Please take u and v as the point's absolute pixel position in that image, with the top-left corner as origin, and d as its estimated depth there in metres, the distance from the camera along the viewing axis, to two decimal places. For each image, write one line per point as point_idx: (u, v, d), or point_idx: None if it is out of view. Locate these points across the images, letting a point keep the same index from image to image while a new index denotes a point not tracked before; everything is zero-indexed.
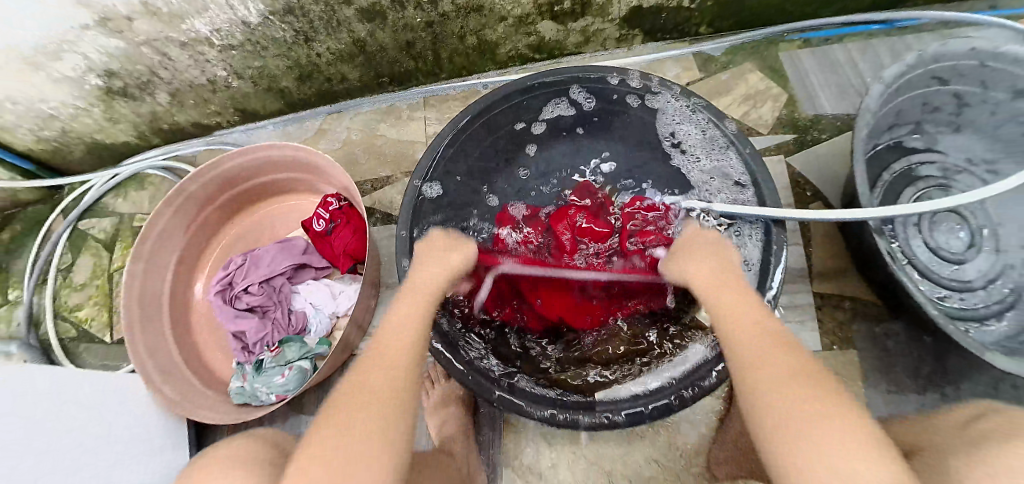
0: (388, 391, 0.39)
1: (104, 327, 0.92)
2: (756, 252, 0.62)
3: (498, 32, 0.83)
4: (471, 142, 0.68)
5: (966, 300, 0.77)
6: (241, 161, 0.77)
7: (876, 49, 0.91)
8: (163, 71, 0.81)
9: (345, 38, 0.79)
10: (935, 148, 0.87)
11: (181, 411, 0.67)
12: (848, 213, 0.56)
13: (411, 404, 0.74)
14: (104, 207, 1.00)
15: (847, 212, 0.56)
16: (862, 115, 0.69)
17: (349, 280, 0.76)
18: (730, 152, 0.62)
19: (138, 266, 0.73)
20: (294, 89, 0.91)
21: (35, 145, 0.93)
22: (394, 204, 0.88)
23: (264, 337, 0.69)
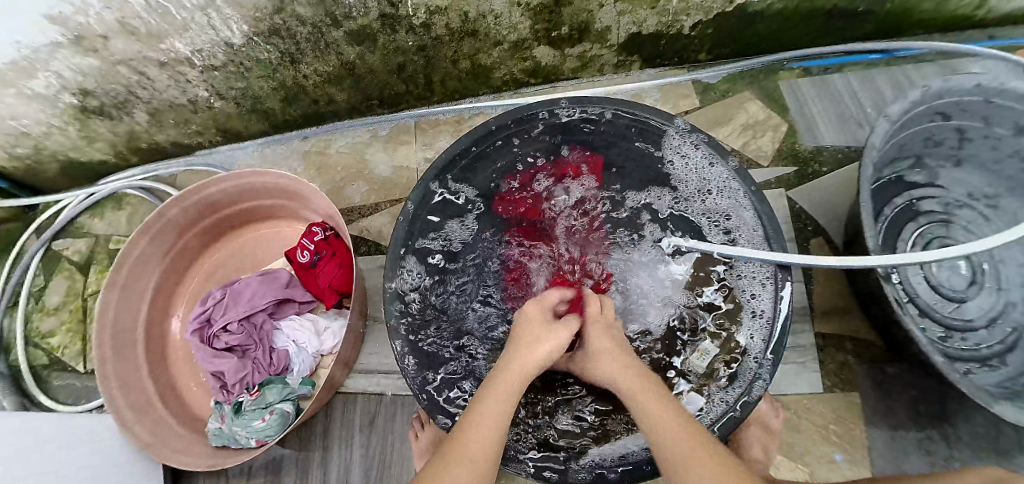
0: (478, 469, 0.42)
1: (78, 355, 0.88)
2: (765, 300, 0.60)
3: (492, 57, 0.80)
4: (468, 164, 0.66)
5: (969, 340, 0.76)
6: (223, 187, 0.74)
7: (875, 79, 0.89)
8: (141, 90, 0.78)
9: (333, 60, 0.76)
10: (937, 182, 0.86)
11: (153, 454, 0.64)
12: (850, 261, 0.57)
13: (400, 444, 0.71)
14: (81, 227, 0.96)
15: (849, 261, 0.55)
16: (867, 154, 0.67)
17: (335, 316, 0.73)
18: (734, 188, 0.61)
19: (112, 295, 0.70)
20: (280, 110, 0.87)
21: (5, 163, 0.89)
22: (384, 232, 0.85)
23: (244, 378, 0.67)
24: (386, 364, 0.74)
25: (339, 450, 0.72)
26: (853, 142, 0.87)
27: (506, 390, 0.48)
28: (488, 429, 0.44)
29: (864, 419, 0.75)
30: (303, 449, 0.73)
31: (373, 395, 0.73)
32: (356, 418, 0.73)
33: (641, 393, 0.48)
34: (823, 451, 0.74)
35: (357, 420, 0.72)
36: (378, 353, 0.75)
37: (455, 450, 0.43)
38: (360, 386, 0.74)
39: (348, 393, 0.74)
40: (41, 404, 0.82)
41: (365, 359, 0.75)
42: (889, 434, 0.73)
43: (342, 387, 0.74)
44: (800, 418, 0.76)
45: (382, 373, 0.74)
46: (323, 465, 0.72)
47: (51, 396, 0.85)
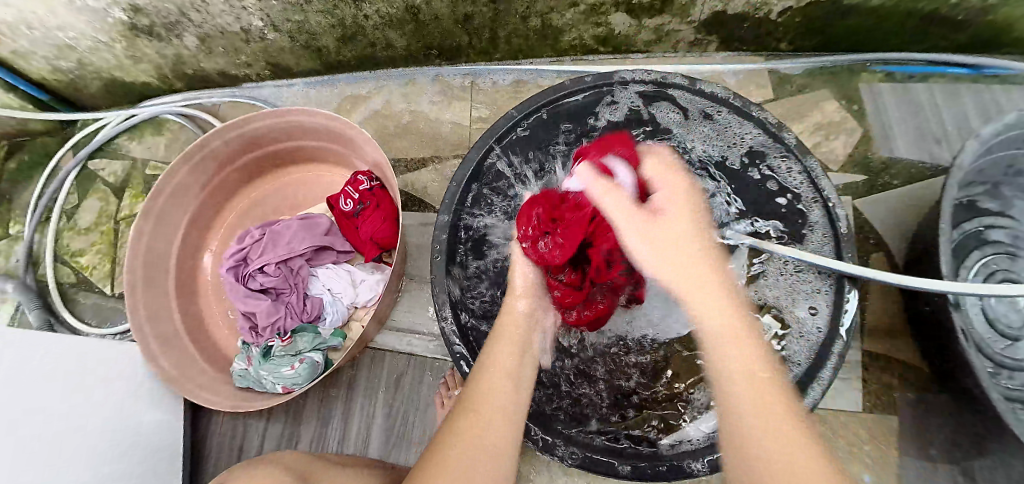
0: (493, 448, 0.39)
1: (105, 277, 0.87)
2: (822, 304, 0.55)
3: (565, 18, 0.75)
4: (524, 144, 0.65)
5: (1017, 380, 0.71)
6: (269, 122, 0.70)
7: (960, 96, 0.82)
8: (194, 13, 0.74)
9: (399, 2, 0.71)
10: (1008, 213, 0.79)
11: (177, 389, 0.63)
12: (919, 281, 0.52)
13: (424, 408, 0.69)
14: (117, 149, 0.93)
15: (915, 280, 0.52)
16: (956, 172, 0.63)
17: (372, 269, 0.70)
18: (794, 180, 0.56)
19: (148, 222, 0.68)
20: (334, 50, 0.83)
21: (48, 74, 0.86)
22: (427, 190, 0.82)
23: (276, 322, 0.65)
24: (419, 324, 0.72)
25: (361, 406, 0.70)
26: (930, 159, 0.80)
27: (505, 367, 0.45)
28: (500, 395, 0.43)
29: (902, 447, 0.71)
30: (325, 399, 0.71)
31: (402, 355, 0.71)
32: (383, 374, 0.71)
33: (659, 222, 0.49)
34: (852, 472, 0.71)
35: (384, 376, 0.71)
36: (411, 312, 0.73)
37: (472, 412, 0.41)
38: (390, 343, 0.71)
39: (377, 350, 0.72)
40: (66, 321, 0.82)
41: (398, 316, 0.73)
42: (925, 466, 0.70)
43: (372, 343, 0.72)
44: (835, 437, 0.72)
45: (413, 333, 0.72)
46: (342, 417, 0.70)
47: (75, 314, 0.84)
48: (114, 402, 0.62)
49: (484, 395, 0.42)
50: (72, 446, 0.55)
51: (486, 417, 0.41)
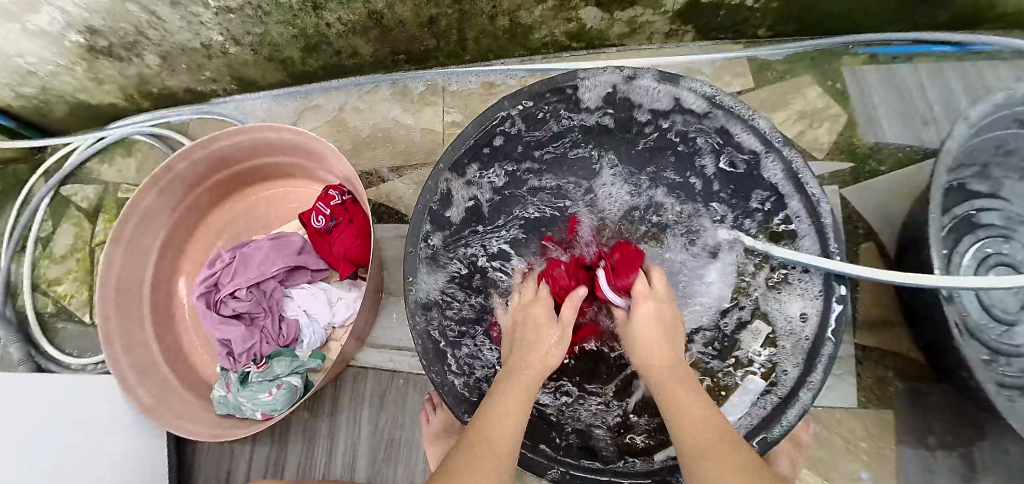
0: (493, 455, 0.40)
1: (85, 305, 0.86)
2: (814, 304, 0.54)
3: (533, 16, 0.72)
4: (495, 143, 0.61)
5: (1015, 366, 0.69)
6: (234, 141, 0.68)
7: (947, 75, 0.79)
8: (151, 31, 0.71)
9: (359, 9, 0.69)
10: (1000, 194, 0.77)
11: (155, 419, 0.62)
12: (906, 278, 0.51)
13: (410, 424, 0.68)
14: (88, 173, 0.92)
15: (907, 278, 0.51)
16: (942, 158, 0.60)
17: (349, 286, 0.69)
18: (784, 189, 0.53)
19: (117, 251, 0.67)
20: (300, 60, 0.81)
21: (11, 101, 0.84)
22: (403, 200, 0.80)
23: (252, 347, 0.64)
24: (400, 339, 0.71)
25: (346, 425, 0.69)
26: (918, 142, 0.78)
27: (515, 398, 0.46)
28: (502, 427, 0.43)
29: (898, 439, 0.70)
30: (309, 420, 0.70)
31: (385, 372, 0.70)
32: (366, 392, 0.70)
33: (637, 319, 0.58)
34: (847, 468, 0.70)
35: (367, 394, 0.70)
36: (392, 327, 0.71)
37: (480, 432, 0.42)
38: (372, 360, 0.70)
39: (360, 368, 0.70)
40: (47, 352, 0.81)
41: (379, 332, 0.71)
42: (921, 458, 0.69)
43: (354, 361, 0.71)
44: (829, 433, 0.71)
45: (395, 349, 0.70)
46: (328, 439, 0.69)
47: (56, 344, 0.83)
48: (91, 445, 0.61)
49: (484, 424, 0.43)
50: (50, 481, 0.55)
51: (494, 439, 0.41)
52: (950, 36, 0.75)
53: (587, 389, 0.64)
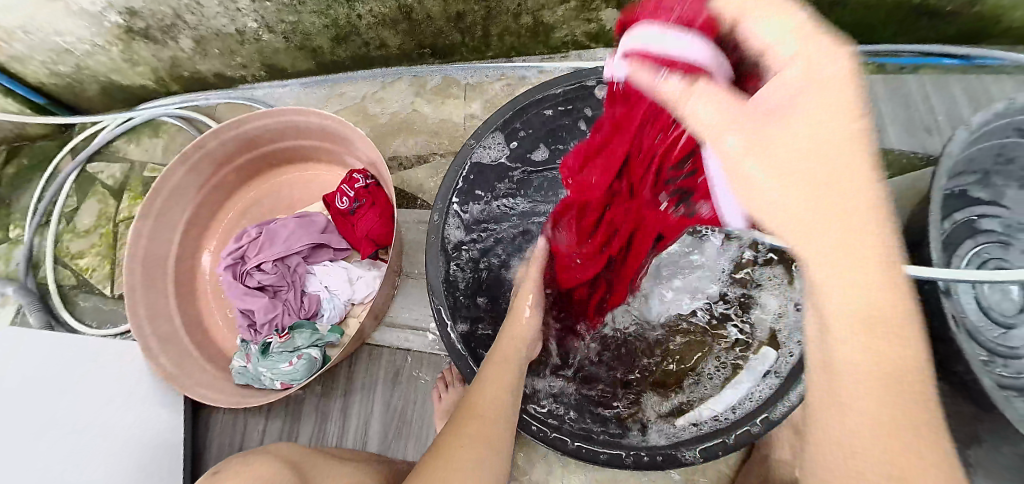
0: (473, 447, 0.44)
1: (105, 279, 0.87)
2: None
3: (556, 15, 0.75)
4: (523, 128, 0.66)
5: (1011, 368, 0.71)
6: (264, 123, 0.71)
7: (950, 87, 0.82)
8: (189, 15, 0.75)
9: (391, 1, 0.72)
10: (1000, 202, 0.80)
11: (177, 386, 0.64)
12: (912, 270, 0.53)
13: (422, 403, 0.69)
14: (115, 151, 0.94)
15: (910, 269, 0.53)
16: (943, 161, 0.63)
17: (369, 266, 0.70)
18: None
19: (147, 223, 0.69)
20: (328, 50, 0.84)
21: (46, 78, 0.87)
22: (422, 187, 0.83)
23: (273, 319, 0.66)
24: (415, 320, 0.73)
25: (359, 402, 0.71)
26: (921, 149, 0.81)
27: (500, 379, 0.49)
28: (491, 395, 0.49)
29: None
30: (323, 397, 0.72)
31: (400, 351, 0.72)
32: (381, 370, 0.71)
33: (770, 121, 0.27)
34: None
35: (382, 372, 0.71)
36: (408, 308, 0.73)
37: (469, 417, 0.47)
38: (388, 340, 0.72)
39: (375, 346, 0.72)
40: (66, 322, 0.82)
41: (395, 312, 0.73)
42: None
43: (370, 339, 0.72)
44: None
45: (410, 329, 0.72)
46: (341, 414, 0.71)
47: (76, 316, 0.85)
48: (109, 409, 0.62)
49: (478, 399, 0.48)
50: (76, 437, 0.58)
51: (478, 423, 0.46)
52: (953, 49, 0.78)
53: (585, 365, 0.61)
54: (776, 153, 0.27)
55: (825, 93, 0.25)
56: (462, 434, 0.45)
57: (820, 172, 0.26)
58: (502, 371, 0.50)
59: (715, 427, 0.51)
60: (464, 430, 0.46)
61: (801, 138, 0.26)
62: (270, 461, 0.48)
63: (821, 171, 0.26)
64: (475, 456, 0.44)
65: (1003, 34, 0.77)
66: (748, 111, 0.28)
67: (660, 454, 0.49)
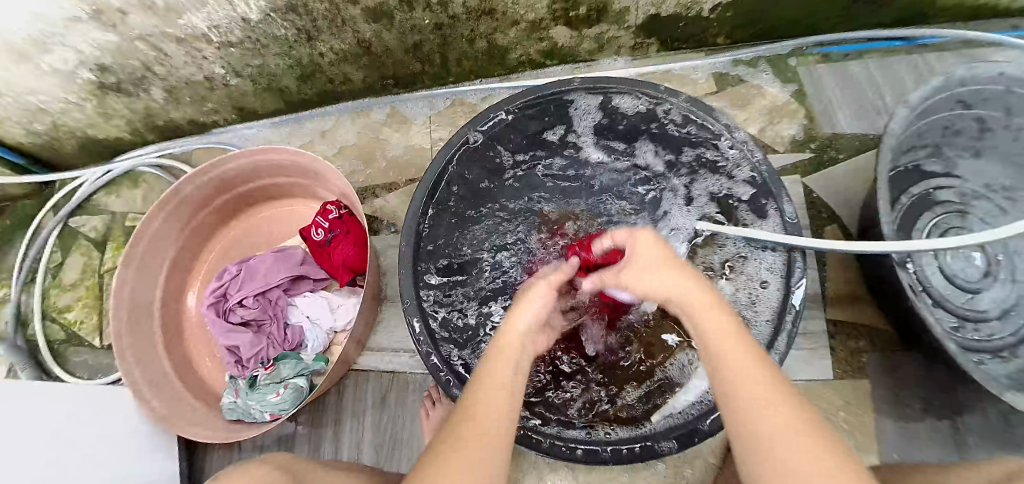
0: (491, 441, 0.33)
1: (94, 330, 0.89)
2: (777, 270, 0.58)
3: (509, 37, 0.79)
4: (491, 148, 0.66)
5: (982, 332, 0.73)
6: (238, 164, 0.74)
7: (894, 68, 0.86)
8: (158, 67, 0.78)
9: (350, 38, 0.76)
10: (954, 172, 0.81)
11: (169, 427, 0.65)
12: (868, 245, 0.54)
13: (410, 422, 0.71)
14: (96, 204, 0.96)
15: (870, 244, 0.53)
16: (886, 140, 0.64)
17: (348, 294, 0.73)
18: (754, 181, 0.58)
19: (129, 270, 0.71)
20: (295, 89, 0.87)
21: (23, 138, 0.89)
22: (396, 214, 0.86)
23: (259, 352, 0.67)
24: (398, 342, 0.75)
25: (349, 427, 0.72)
26: (869, 130, 0.84)
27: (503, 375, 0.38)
28: (496, 406, 0.35)
29: (877, 408, 0.72)
30: (314, 427, 0.73)
31: (385, 373, 0.74)
32: (368, 394, 0.73)
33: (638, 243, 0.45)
34: None
35: (369, 396, 0.73)
36: (389, 331, 0.75)
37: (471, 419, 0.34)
38: (372, 363, 0.74)
39: (361, 371, 0.74)
40: (58, 376, 0.84)
41: (378, 336, 0.75)
42: (904, 427, 0.70)
43: (355, 364, 0.74)
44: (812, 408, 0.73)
45: (394, 351, 0.74)
46: (333, 441, 0.72)
47: (67, 369, 0.86)
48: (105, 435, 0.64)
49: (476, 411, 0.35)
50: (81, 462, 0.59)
51: (483, 428, 0.33)
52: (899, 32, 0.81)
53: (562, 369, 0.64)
54: (651, 279, 0.42)
55: (653, 264, 0.43)
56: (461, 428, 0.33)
57: (663, 276, 0.41)
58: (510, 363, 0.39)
59: (698, 411, 0.52)
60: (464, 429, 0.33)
61: (658, 276, 0.41)
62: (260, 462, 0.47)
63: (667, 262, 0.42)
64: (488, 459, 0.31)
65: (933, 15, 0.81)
66: (632, 264, 0.45)
67: (639, 445, 0.50)
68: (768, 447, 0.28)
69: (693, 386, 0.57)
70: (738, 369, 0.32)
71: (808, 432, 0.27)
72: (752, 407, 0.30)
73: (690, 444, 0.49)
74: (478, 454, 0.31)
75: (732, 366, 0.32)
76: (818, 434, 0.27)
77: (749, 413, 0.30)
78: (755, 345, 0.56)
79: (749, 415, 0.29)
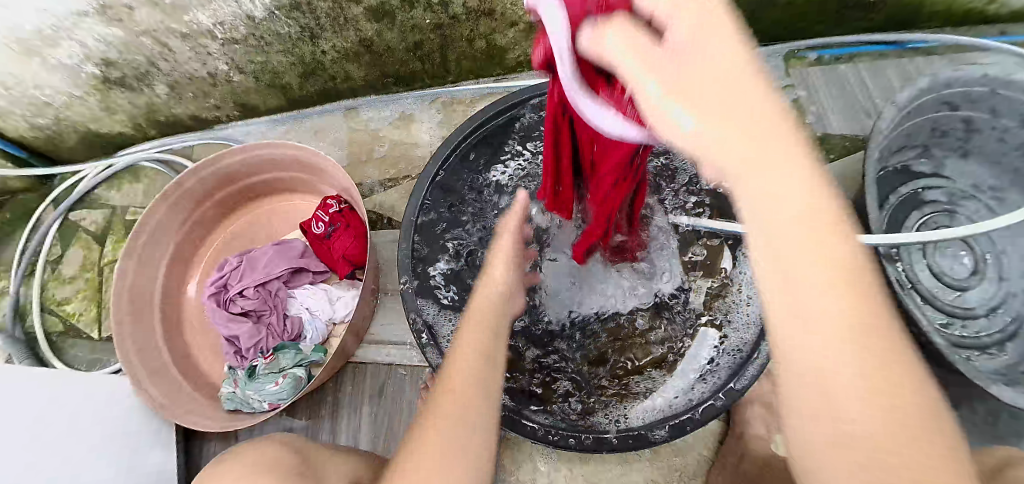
0: (449, 414, 0.37)
1: (93, 323, 0.90)
2: None
3: (508, 37, 0.81)
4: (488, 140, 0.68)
5: (969, 328, 0.75)
6: (240, 159, 0.75)
7: (885, 71, 0.87)
8: (163, 62, 0.79)
9: (352, 36, 0.77)
10: (942, 174, 0.83)
11: (168, 416, 0.66)
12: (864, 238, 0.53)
13: (408, 414, 0.72)
14: (97, 198, 0.97)
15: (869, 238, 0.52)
16: (874, 139, 0.66)
17: (348, 286, 0.74)
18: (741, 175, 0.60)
19: (131, 261, 0.72)
20: (297, 86, 0.89)
21: (27, 132, 0.90)
22: (397, 209, 0.87)
23: (257, 343, 0.68)
24: (397, 335, 0.76)
25: (348, 418, 0.73)
26: (861, 133, 0.86)
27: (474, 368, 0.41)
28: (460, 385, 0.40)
29: None
30: (312, 418, 0.74)
31: (383, 365, 0.74)
32: (366, 386, 0.74)
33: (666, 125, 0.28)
34: None
35: (367, 387, 0.74)
36: (388, 323, 0.76)
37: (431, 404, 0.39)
38: (371, 355, 0.75)
39: (359, 363, 0.75)
40: (56, 368, 0.84)
41: (377, 329, 0.76)
42: None
43: (354, 357, 0.75)
44: None
45: (393, 344, 0.75)
46: (332, 432, 0.73)
47: (66, 362, 0.86)
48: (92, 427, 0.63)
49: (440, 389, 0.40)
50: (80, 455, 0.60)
51: (459, 397, 0.38)
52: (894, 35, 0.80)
53: (555, 361, 0.65)
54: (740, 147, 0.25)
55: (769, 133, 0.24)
56: (444, 421, 0.37)
57: (769, 140, 0.24)
58: (477, 333, 0.45)
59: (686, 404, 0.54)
60: (447, 421, 0.37)
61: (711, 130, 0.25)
62: (272, 448, 0.51)
63: (823, 235, 0.23)
64: (455, 430, 0.36)
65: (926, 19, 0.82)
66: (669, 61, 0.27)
67: (624, 437, 0.52)
68: (836, 431, 0.23)
69: (680, 382, 0.59)
70: (807, 245, 0.23)
71: (904, 422, 0.22)
72: (844, 382, 0.22)
73: (674, 435, 0.51)
74: (449, 415, 0.37)
75: (801, 250, 0.23)
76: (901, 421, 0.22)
77: (797, 346, 0.24)
78: (738, 340, 0.58)
79: (806, 344, 0.23)
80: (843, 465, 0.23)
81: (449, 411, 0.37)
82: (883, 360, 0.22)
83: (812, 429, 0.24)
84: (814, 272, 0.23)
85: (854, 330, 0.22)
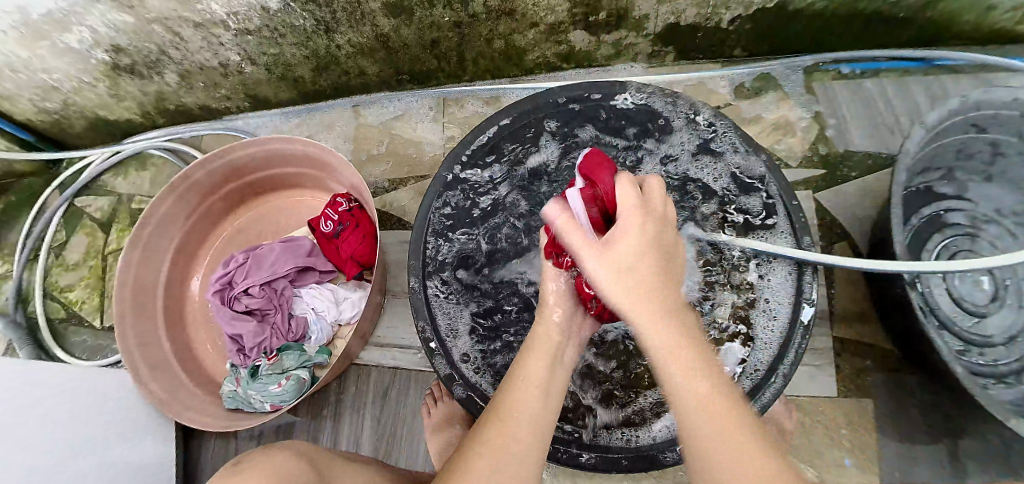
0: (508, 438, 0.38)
1: (95, 311, 0.89)
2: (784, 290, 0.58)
3: (527, 38, 0.79)
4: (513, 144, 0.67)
5: (987, 356, 0.73)
6: (249, 152, 0.73)
7: (911, 88, 0.85)
8: (174, 50, 0.77)
9: (368, 31, 0.75)
10: (965, 196, 0.81)
11: (168, 413, 0.65)
12: (885, 265, 0.53)
13: (410, 420, 0.71)
14: (103, 185, 0.96)
15: (891, 265, 0.52)
16: (901, 161, 0.64)
17: (355, 287, 0.73)
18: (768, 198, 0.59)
19: (135, 252, 0.70)
20: (309, 79, 0.87)
21: (34, 116, 0.89)
22: (406, 209, 0.86)
23: (262, 342, 0.66)
24: (402, 338, 0.74)
25: (350, 421, 0.72)
26: (884, 151, 0.83)
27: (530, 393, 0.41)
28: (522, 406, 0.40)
29: (879, 429, 0.71)
30: (313, 420, 0.73)
31: (388, 368, 0.73)
32: (369, 389, 0.73)
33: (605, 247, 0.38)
34: (832, 456, 0.71)
35: (370, 390, 0.73)
36: (394, 327, 0.75)
37: (495, 421, 0.39)
38: (375, 358, 0.74)
39: (363, 366, 0.74)
40: (57, 356, 0.83)
41: (382, 331, 0.75)
42: (903, 446, 0.70)
43: (358, 359, 0.74)
44: (814, 425, 0.72)
45: (398, 347, 0.74)
46: (333, 434, 0.72)
47: (66, 350, 0.86)
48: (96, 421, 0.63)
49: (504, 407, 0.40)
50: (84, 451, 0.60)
51: (514, 420, 0.39)
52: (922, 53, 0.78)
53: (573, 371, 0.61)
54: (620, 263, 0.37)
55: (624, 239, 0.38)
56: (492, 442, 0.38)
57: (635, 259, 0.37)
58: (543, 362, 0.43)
59: None
60: (501, 442, 0.38)
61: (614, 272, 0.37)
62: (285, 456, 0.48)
63: (677, 316, 0.36)
64: (516, 445, 0.38)
65: (959, 37, 0.80)
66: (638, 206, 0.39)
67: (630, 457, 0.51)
68: (723, 476, 0.28)
69: None
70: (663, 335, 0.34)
71: (757, 443, 0.29)
72: (715, 446, 0.29)
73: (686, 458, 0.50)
74: (510, 440, 0.38)
75: (670, 350, 0.33)
76: (755, 447, 0.29)
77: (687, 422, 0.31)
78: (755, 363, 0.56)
79: (692, 431, 0.30)
80: (728, 480, 0.28)
81: (511, 434, 0.38)
82: (730, 416, 0.30)
83: (712, 478, 0.29)
84: (685, 356, 0.33)
85: (714, 393, 0.31)
